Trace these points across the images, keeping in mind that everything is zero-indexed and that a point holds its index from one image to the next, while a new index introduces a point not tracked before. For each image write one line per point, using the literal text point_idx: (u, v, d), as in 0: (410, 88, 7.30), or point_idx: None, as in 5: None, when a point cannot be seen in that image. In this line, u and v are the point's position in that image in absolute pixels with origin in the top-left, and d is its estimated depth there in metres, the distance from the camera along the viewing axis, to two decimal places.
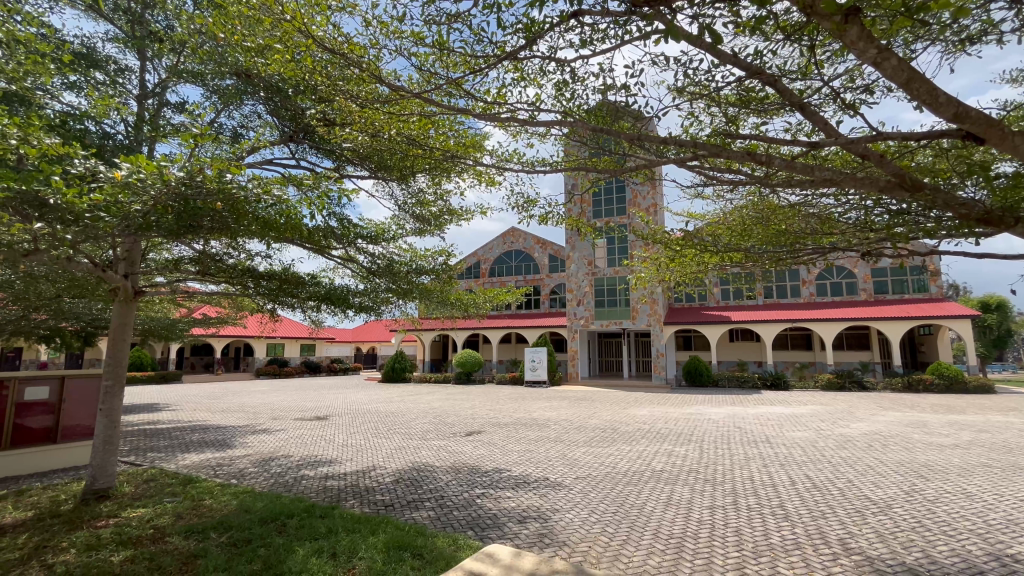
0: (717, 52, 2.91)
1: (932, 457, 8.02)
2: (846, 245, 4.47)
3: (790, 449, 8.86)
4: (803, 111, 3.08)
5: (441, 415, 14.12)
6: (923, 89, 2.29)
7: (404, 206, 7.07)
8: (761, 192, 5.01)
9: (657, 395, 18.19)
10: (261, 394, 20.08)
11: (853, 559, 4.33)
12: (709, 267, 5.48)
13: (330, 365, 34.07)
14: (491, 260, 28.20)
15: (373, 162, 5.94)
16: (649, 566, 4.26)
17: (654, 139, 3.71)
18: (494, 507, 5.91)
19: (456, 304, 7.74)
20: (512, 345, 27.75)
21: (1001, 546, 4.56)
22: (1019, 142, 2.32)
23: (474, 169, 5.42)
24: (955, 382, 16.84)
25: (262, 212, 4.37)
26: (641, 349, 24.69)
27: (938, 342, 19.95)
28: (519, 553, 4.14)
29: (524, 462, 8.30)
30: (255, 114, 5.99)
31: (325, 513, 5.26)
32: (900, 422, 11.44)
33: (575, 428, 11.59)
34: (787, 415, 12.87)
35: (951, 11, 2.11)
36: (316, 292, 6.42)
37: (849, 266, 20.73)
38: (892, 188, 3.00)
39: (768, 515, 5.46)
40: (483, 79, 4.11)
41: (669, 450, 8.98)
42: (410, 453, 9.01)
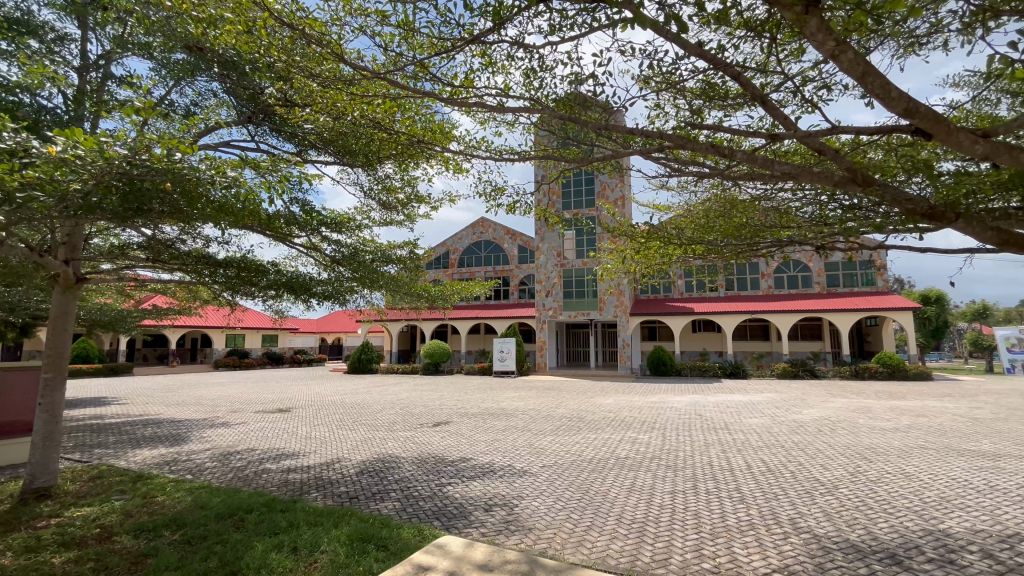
0: (684, 43, 2.92)
1: (875, 440, 8.53)
2: (802, 239, 4.63)
3: (747, 435, 9.21)
4: (764, 104, 3.13)
5: (408, 406, 13.97)
6: (877, 84, 2.31)
7: (369, 192, 6.89)
8: (724, 185, 5.10)
9: (622, 384, 18.59)
10: (218, 387, 19.31)
11: (802, 538, 4.56)
12: (672, 260, 5.58)
13: (293, 356, 33.18)
14: (460, 250, 27.97)
15: (336, 147, 5.76)
16: (612, 550, 4.35)
17: (620, 129, 3.75)
18: (460, 496, 5.91)
19: (423, 294, 7.61)
20: (480, 336, 27.71)
21: (934, 522, 4.91)
22: (962, 136, 2.32)
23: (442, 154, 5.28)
24: (897, 370, 17.93)
25: (218, 195, 4.12)
26: (607, 340, 25.18)
27: (883, 333, 21.14)
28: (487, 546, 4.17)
29: (491, 451, 8.30)
30: (210, 92, 5.67)
31: (286, 507, 5.12)
32: (848, 408, 12.09)
33: (541, 418, 11.69)
34: (744, 403, 13.40)
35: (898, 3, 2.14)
36: (276, 280, 6.17)
37: (805, 260, 21.66)
38: (846, 183, 3.10)
39: (726, 498, 5.67)
40: (449, 64, 4.04)
41: (633, 438, 9.18)
42: (375, 445, 8.89)
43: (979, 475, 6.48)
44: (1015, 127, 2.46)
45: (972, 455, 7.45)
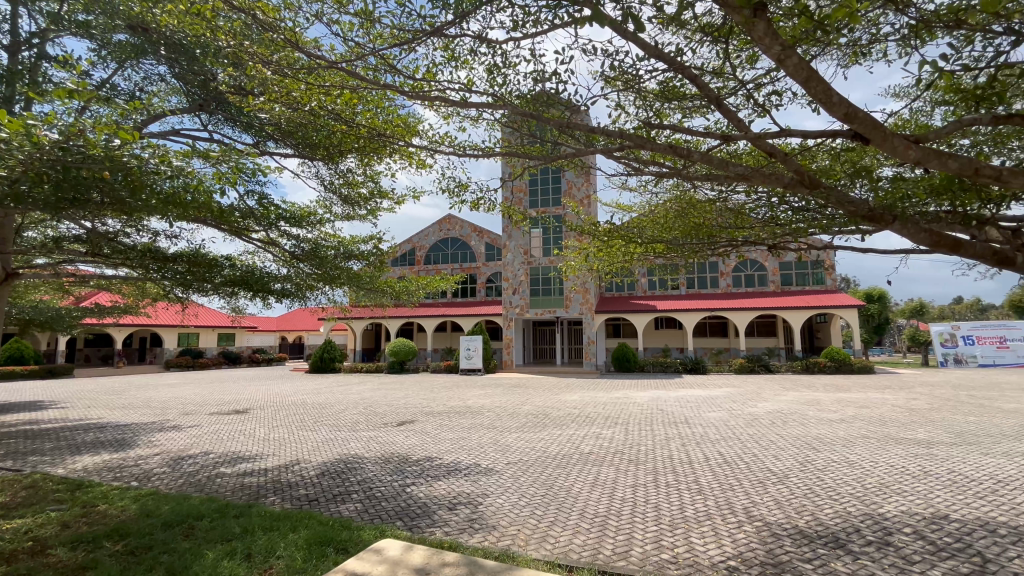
0: (645, 44, 2.97)
1: (822, 431, 8.99)
2: (756, 239, 4.80)
3: (705, 429, 9.51)
4: (719, 107, 3.22)
5: (372, 405, 13.71)
6: (820, 89, 2.34)
7: (330, 186, 6.70)
8: (683, 186, 5.23)
9: (587, 380, 18.85)
10: (170, 389, 18.37)
11: (755, 525, 4.75)
12: (634, 258, 5.67)
13: (252, 356, 31.97)
14: (427, 247, 27.61)
15: (295, 138, 5.56)
16: (574, 544, 4.41)
17: (582, 128, 3.78)
18: (424, 495, 5.85)
19: (387, 291, 7.44)
20: (447, 334, 27.52)
21: (875, 506, 5.21)
22: (897, 142, 2.38)
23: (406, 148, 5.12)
24: (844, 365, 18.94)
25: (164, 186, 3.88)
26: (573, 337, 25.48)
27: (831, 330, 22.31)
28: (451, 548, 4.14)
29: (456, 450, 8.24)
30: (158, 76, 5.37)
31: (240, 512, 4.91)
32: (799, 400, 12.69)
33: (507, 415, 11.70)
34: (703, 397, 13.85)
35: (841, 8, 2.18)
36: (230, 275, 5.88)
37: (760, 260, 22.55)
38: (794, 185, 3.21)
39: (684, 490, 5.83)
40: (411, 55, 3.96)
41: (597, 434, 9.32)
42: (337, 445, 8.67)
43: (916, 461, 6.92)
44: (944, 134, 2.59)
45: (909, 443, 7.96)
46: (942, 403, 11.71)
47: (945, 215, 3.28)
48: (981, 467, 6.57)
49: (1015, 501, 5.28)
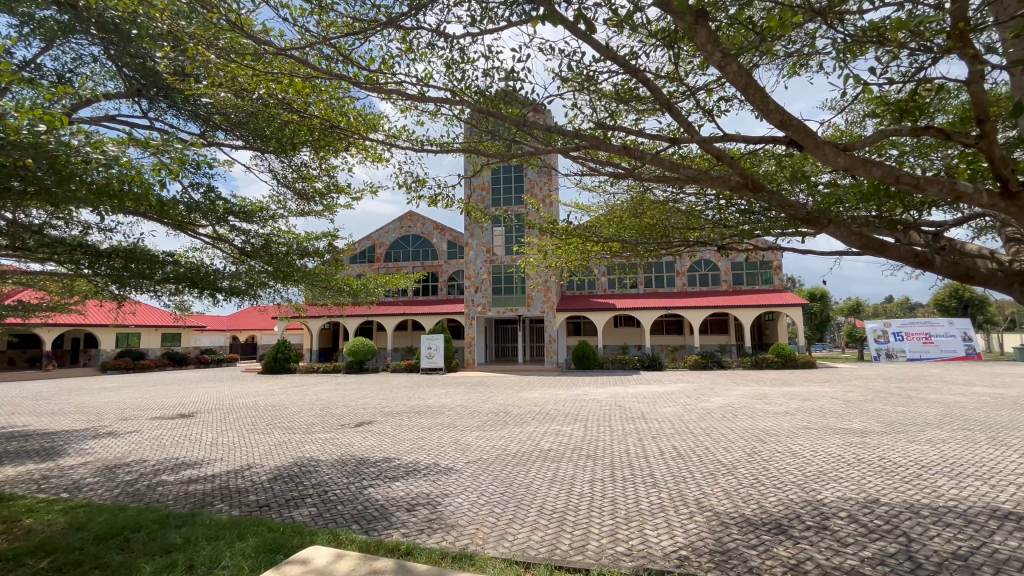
0: (599, 46, 3.01)
1: (769, 423, 9.45)
2: (706, 239, 4.97)
3: (661, 423, 9.80)
4: (669, 110, 3.31)
5: (328, 407, 13.32)
6: (757, 96, 2.40)
7: (284, 180, 6.46)
8: (639, 187, 5.35)
9: (548, 378, 19.04)
10: (107, 392, 17.17)
11: (705, 515, 4.94)
12: (592, 257, 5.76)
13: (200, 356, 30.40)
14: (387, 244, 27.08)
15: (244, 129, 5.31)
16: (533, 540, 4.44)
17: (539, 127, 3.80)
18: (381, 497, 5.74)
19: (344, 289, 7.23)
20: (408, 332, 27.14)
21: (814, 493, 5.53)
22: (827, 150, 2.50)
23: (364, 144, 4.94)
24: (789, 360, 20.00)
25: (99, 177, 3.64)
26: (535, 335, 25.69)
27: (778, 327, 23.52)
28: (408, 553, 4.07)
29: (415, 450, 8.13)
30: (91, 57, 5.00)
31: (183, 522, 4.66)
32: (748, 395, 13.31)
33: (468, 413, 11.67)
34: (659, 393, 14.29)
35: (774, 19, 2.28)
36: (172, 271, 5.53)
37: (713, 260, 23.46)
38: (740, 188, 3.34)
39: (640, 484, 5.99)
40: (367, 46, 3.85)
41: (557, 430, 9.43)
42: (290, 449, 8.37)
43: (851, 449, 7.40)
44: (870, 142, 2.74)
45: (845, 433, 8.50)
46: (875, 395, 12.57)
47: (875, 219, 3.50)
48: (907, 454, 7.09)
49: (936, 483, 5.74)
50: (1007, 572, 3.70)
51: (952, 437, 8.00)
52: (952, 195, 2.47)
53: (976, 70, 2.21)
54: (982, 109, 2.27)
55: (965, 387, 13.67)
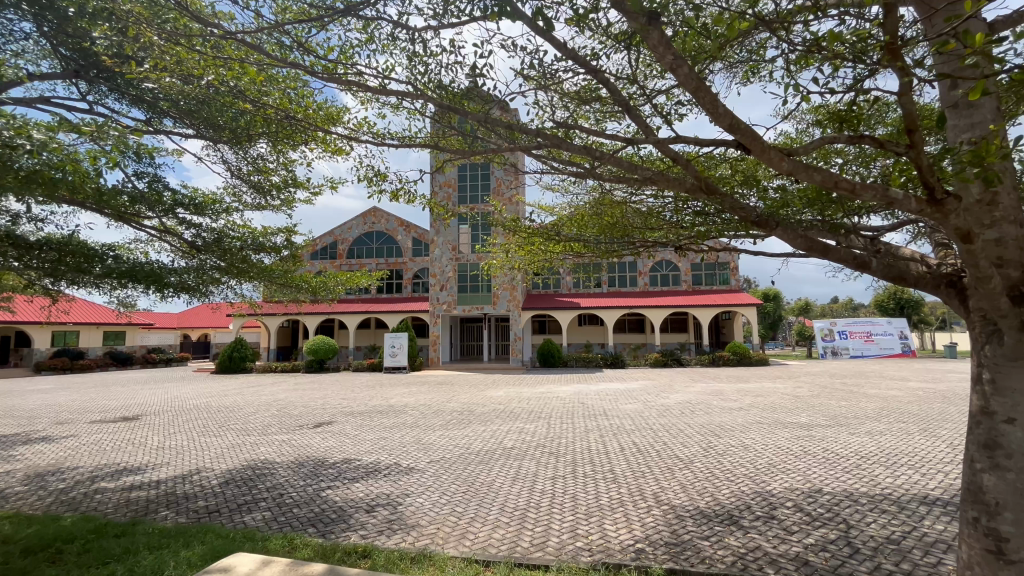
0: (559, 45, 3.00)
1: (724, 419, 9.81)
2: (664, 240, 5.08)
3: (622, 420, 10.01)
4: (628, 112, 3.33)
5: (286, 407, 12.88)
6: (707, 99, 2.41)
7: (238, 172, 6.20)
8: (601, 188, 5.42)
9: (513, 376, 19.09)
10: (40, 395, 15.99)
11: (662, 509, 5.06)
12: (555, 256, 5.80)
13: (147, 356, 28.80)
14: (350, 240, 26.45)
15: (194, 117, 5.05)
16: (494, 539, 4.43)
17: (502, 125, 3.78)
18: (340, 499, 5.60)
19: (302, 286, 6.96)
20: (372, 331, 26.62)
21: (764, 485, 5.78)
22: (773, 154, 2.58)
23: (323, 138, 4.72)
24: (744, 358, 20.83)
25: (28, 164, 3.37)
26: (500, 334, 25.70)
27: (734, 326, 24.45)
28: (366, 556, 3.99)
29: (376, 450, 7.98)
30: (22, 34, 4.63)
31: (123, 531, 4.39)
32: (705, 391, 13.77)
33: (431, 412, 11.55)
34: (621, 390, 14.59)
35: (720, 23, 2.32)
36: (114, 265, 5.19)
37: (674, 261, 24.14)
38: (694, 190, 3.41)
39: (600, 479, 6.09)
40: (326, 35, 3.72)
41: (520, 428, 9.47)
42: (244, 451, 8.04)
43: (798, 442, 7.78)
44: (813, 148, 2.84)
45: (793, 427, 8.92)
46: (821, 390, 13.27)
47: (819, 223, 3.65)
48: (849, 445, 7.52)
49: (874, 473, 6.10)
50: (935, 554, 3.98)
51: (889, 429, 8.54)
52: (884, 201, 2.58)
53: (905, 82, 2.27)
54: (912, 121, 2.38)
55: (902, 382, 14.64)
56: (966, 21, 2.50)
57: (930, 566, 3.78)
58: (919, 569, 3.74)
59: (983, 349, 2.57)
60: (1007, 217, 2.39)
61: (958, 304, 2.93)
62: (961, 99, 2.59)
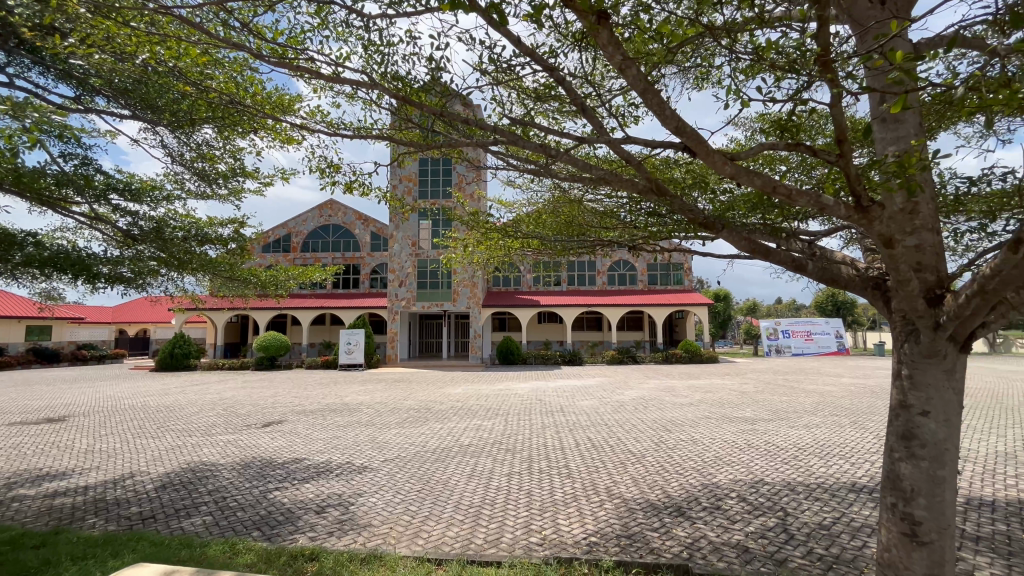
0: (517, 40, 2.97)
1: (675, 414, 10.15)
2: (619, 239, 5.17)
3: (578, 416, 10.17)
4: (583, 112, 3.35)
5: (232, 406, 12.29)
6: (654, 101, 2.46)
7: (180, 158, 5.83)
8: (560, 187, 5.46)
9: (472, 373, 19.02)
10: None
11: (614, 503, 5.18)
12: (514, 252, 5.78)
13: (76, 352, 26.76)
14: (305, 233, 25.53)
15: (130, 96, 4.70)
16: (447, 537, 4.38)
17: (459, 119, 3.72)
18: (288, 500, 5.40)
19: (250, 280, 6.59)
20: (327, 327, 25.83)
21: (711, 477, 6.01)
22: (716, 157, 2.67)
23: (273, 126, 4.45)
24: (695, 355, 21.64)
25: None
26: (460, 331, 25.54)
27: (687, 325, 25.37)
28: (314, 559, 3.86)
29: (328, 449, 7.73)
30: None
31: (41, 542, 4.04)
32: (658, 388, 14.22)
33: (387, 411, 11.33)
34: (578, 387, 14.82)
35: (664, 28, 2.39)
36: (36, 254, 4.78)
37: (631, 261, 24.75)
38: (646, 191, 3.47)
39: (555, 475, 6.16)
40: (275, 17, 3.53)
41: (477, 426, 9.43)
42: (184, 453, 7.61)
43: (743, 435, 8.15)
44: (755, 154, 2.96)
45: (739, 421, 9.34)
46: (765, 386, 13.98)
47: (761, 226, 3.81)
48: (788, 438, 7.96)
49: (809, 464, 6.48)
50: (860, 537, 4.26)
51: (823, 422, 9.10)
52: (817, 207, 2.73)
53: (836, 95, 2.39)
54: (841, 131, 2.51)
55: (836, 378, 15.66)
56: (892, 39, 2.68)
57: (856, 549, 4.05)
58: (847, 552, 4.00)
59: (904, 347, 2.73)
60: (927, 225, 2.61)
61: (883, 305, 3.13)
62: (887, 113, 2.78)
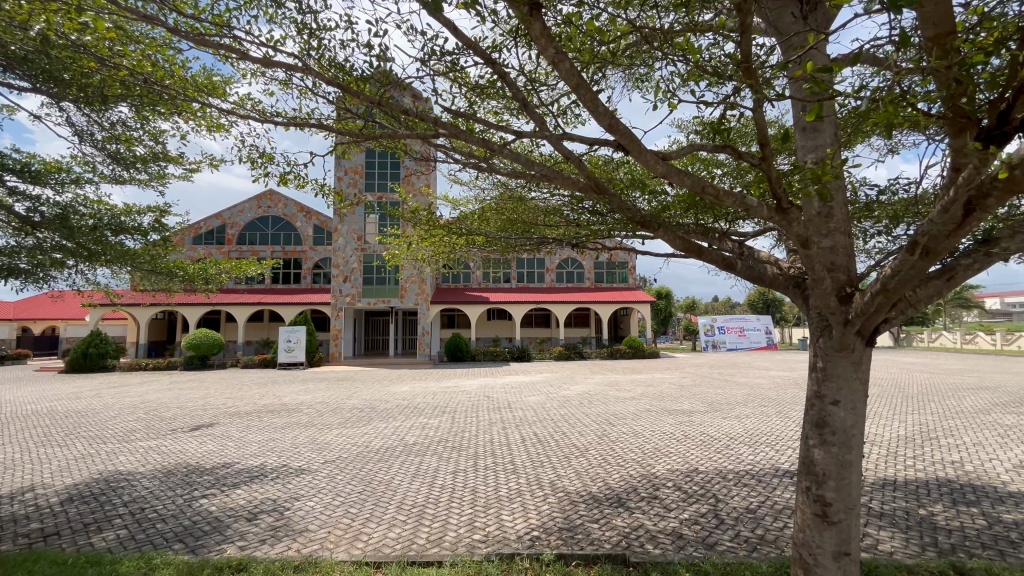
0: (456, 27, 2.84)
1: (617, 408, 10.44)
2: (564, 237, 5.21)
3: (524, 412, 10.24)
4: (524, 107, 3.27)
5: (155, 409, 11.36)
6: (587, 97, 2.47)
7: (91, 139, 5.28)
8: (506, 184, 5.43)
9: (420, 371, 18.72)
10: None
11: (558, 496, 5.24)
12: (460, 249, 5.71)
13: None
14: (241, 225, 24.09)
15: (27, 67, 4.19)
16: (388, 539, 4.26)
17: (398, 108, 3.55)
18: (217, 508, 5.04)
19: (175, 273, 6.06)
20: (265, 325, 24.53)
21: (650, 468, 6.23)
22: (648, 156, 2.73)
23: (196, 110, 4.07)
24: (638, 351, 22.42)
25: None
26: (407, 328, 25.02)
27: (631, 322, 26.23)
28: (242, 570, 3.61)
29: (263, 452, 7.32)
30: None
31: None
32: (603, 383, 14.60)
33: (328, 411, 10.90)
34: (526, 383, 14.96)
35: (596, 26, 2.41)
36: None
37: (579, 259, 25.25)
38: (587, 189, 3.47)
39: (501, 471, 6.16)
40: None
41: (423, 424, 9.28)
42: (97, 461, 6.94)
43: (680, 427, 8.52)
44: (688, 156, 3.04)
45: (677, 414, 9.75)
46: (702, 380, 14.70)
47: (695, 227, 3.96)
48: (721, 428, 8.41)
49: (739, 452, 6.87)
50: (782, 518, 4.56)
51: (753, 412, 9.68)
52: (742, 207, 2.87)
53: (759, 100, 2.49)
54: (763, 136, 2.62)
55: (764, 371, 16.74)
56: (809, 53, 2.87)
57: (778, 530, 4.32)
58: (770, 533, 4.26)
59: (819, 341, 2.91)
60: (839, 228, 2.81)
61: (802, 302, 3.34)
62: (806, 122, 2.97)
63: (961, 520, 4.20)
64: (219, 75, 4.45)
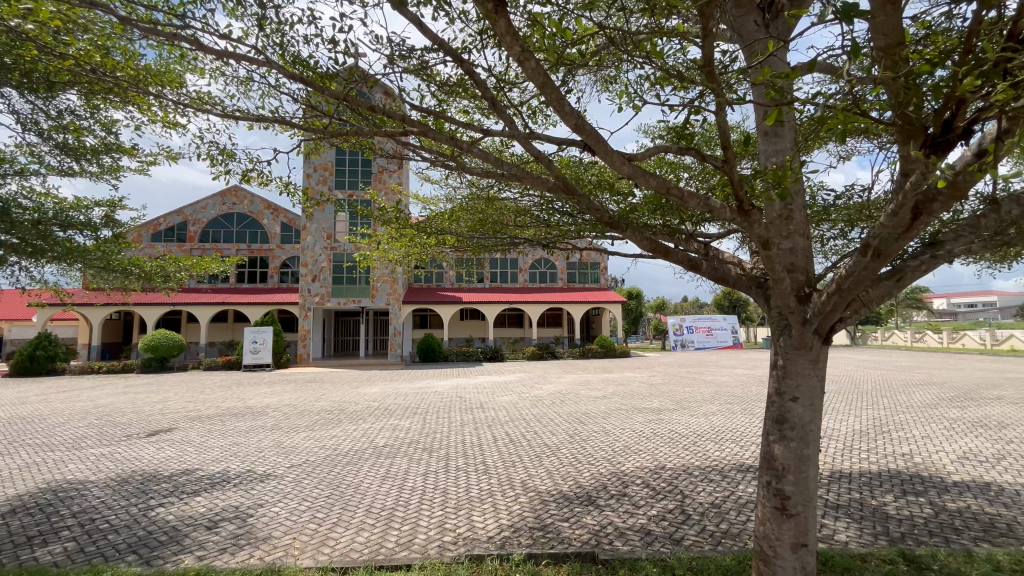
0: (422, 22, 2.77)
1: (588, 407, 10.54)
2: (535, 237, 5.21)
3: (497, 412, 10.21)
4: (493, 106, 3.22)
5: (109, 415, 10.79)
6: (554, 96, 2.47)
7: (37, 129, 4.97)
8: (477, 183, 5.38)
9: (391, 372, 18.46)
10: None
11: (529, 496, 5.24)
12: (431, 249, 5.64)
13: None
14: (204, 222, 23.21)
15: None
16: (356, 543, 4.17)
17: (365, 105, 3.45)
18: (176, 516, 4.83)
19: (130, 271, 5.74)
20: (229, 325, 23.69)
21: (620, 466, 6.30)
22: (614, 156, 2.74)
23: (152, 102, 3.87)
24: (610, 351, 22.72)
25: None
26: (379, 329, 24.61)
27: (603, 322, 26.56)
28: None
29: (225, 457, 7.06)
30: None
31: None
32: (575, 382, 14.72)
33: (295, 413, 10.60)
34: (498, 383, 14.94)
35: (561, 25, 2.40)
36: None
37: (552, 259, 25.39)
38: (556, 190, 3.46)
39: (473, 472, 6.13)
40: None
41: (393, 425, 9.14)
42: (43, 470, 6.55)
43: (649, 425, 8.66)
44: (654, 157, 3.07)
45: (647, 412, 9.91)
46: (671, 378, 15.01)
47: (662, 228, 4.02)
48: (689, 425, 8.60)
49: (706, 448, 7.04)
50: (745, 512, 4.69)
51: (719, 409, 9.94)
52: (706, 209, 2.93)
53: (721, 104, 2.54)
54: (726, 140, 2.67)
55: (730, 369, 17.24)
56: (770, 60, 2.94)
57: (742, 523, 4.44)
58: (733, 526, 4.38)
59: (779, 339, 2.99)
60: (798, 231, 2.90)
61: (763, 301, 3.44)
62: (768, 127, 3.04)
63: (910, 509, 4.41)
64: (177, 66, 4.25)
